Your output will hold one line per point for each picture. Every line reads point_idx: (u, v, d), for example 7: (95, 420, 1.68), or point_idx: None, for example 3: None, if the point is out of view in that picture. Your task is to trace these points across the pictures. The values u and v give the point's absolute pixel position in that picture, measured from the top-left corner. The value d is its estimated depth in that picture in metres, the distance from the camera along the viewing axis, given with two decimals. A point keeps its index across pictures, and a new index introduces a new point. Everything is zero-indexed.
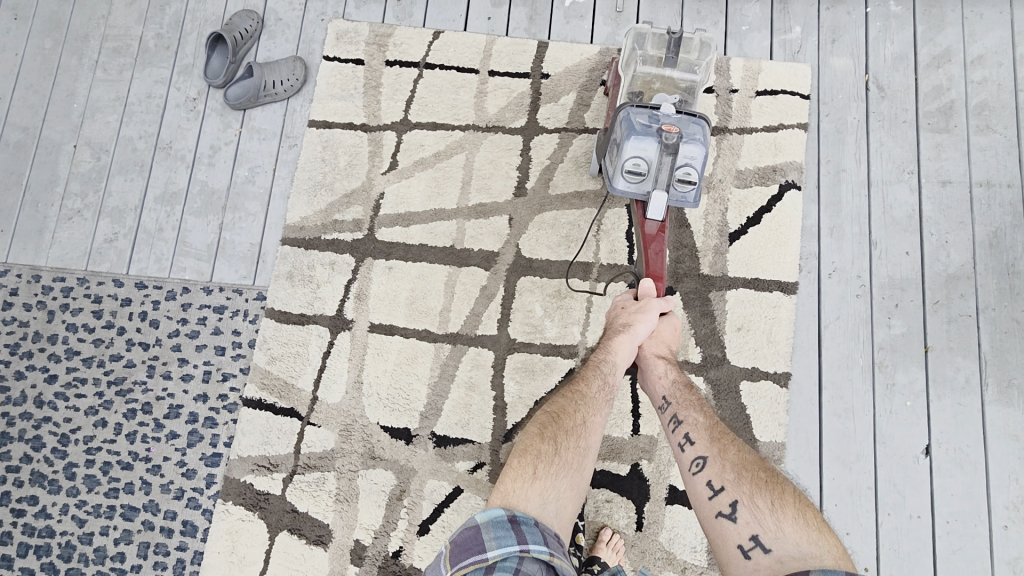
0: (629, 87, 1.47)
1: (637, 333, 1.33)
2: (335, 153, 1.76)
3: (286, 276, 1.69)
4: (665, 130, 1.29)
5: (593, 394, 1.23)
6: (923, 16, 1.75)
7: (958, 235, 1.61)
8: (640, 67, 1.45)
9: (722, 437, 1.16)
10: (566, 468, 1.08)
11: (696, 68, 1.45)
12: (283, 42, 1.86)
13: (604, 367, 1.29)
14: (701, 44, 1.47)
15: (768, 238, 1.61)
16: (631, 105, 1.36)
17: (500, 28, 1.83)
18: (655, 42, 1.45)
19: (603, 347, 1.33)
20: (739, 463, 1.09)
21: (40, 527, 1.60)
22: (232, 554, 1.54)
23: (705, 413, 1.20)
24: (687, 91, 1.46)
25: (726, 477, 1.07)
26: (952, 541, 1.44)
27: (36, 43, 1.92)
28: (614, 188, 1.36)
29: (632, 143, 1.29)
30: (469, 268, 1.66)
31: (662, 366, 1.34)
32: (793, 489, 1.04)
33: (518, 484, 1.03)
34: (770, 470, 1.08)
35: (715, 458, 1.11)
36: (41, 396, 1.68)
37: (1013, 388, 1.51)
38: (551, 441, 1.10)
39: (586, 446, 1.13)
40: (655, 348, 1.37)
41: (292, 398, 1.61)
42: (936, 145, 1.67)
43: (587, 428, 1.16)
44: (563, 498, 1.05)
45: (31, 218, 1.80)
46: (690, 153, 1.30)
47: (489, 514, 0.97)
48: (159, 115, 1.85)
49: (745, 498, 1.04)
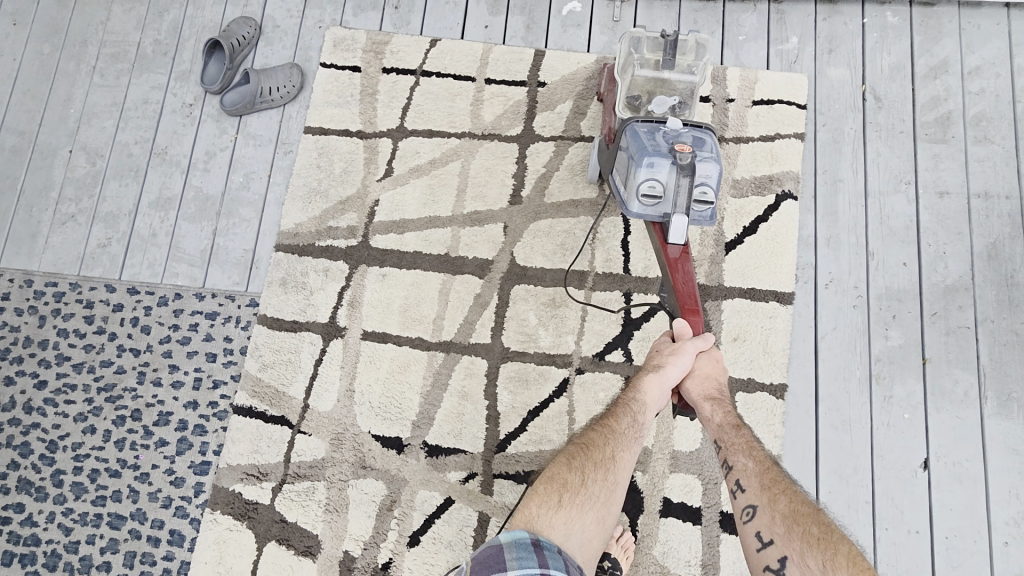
0: (627, 91, 1.46)
1: (669, 374, 1.27)
2: (330, 159, 1.76)
3: (279, 283, 1.68)
4: (678, 151, 1.27)
5: (624, 430, 1.20)
6: (920, 27, 1.76)
7: (956, 246, 1.59)
8: (638, 70, 1.44)
9: (773, 484, 1.12)
10: (593, 501, 1.09)
11: (693, 69, 1.45)
12: (281, 49, 1.86)
13: (633, 406, 1.24)
14: (697, 45, 1.46)
15: (764, 248, 1.60)
16: (635, 119, 1.38)
17: (497, 36, 1.83)
18: (650, 45, 1.45)
19: (634, 385, 1.28)
20: (790, 516, 1.06)
21: (26, 535, 1.58)
22: (219, 564, 1.51)
23: (756, 459, 1.17)
24: (686, 93, 1.46)
25: (775, 532, 1.05)
26: (951, 557, 1.41)
27: (34, 48, 1.93)
28: (631, 211, 1.35)
29: (646, 164, 1.28)
30: (463, 275, 1.65)
31: (710, 407, 1.27)
32: (850, 549, 0.99)
33: (543, 510, 1.05)
34: (826, 524, 1.03)
35: (764, 509, 1.09)
36: (30, 402, 1.66)
37: (1013, 402, 1.49)
38: (579, 472, 1.11)
39: (615, 481, 1.13)
40: (700, 389, 1.30)
41: (283, 406, 1.60)
42: (934, 156, 1.66)
43: (617, 462, 1.15)
44: (588, 531, 1.06)
45: (25, 222, 1.80)
46: (706, 171, 1.29)
47: (513, 535, 1.00)
48: (155, 121, 1.84)
49: (795, 554, 1.02)
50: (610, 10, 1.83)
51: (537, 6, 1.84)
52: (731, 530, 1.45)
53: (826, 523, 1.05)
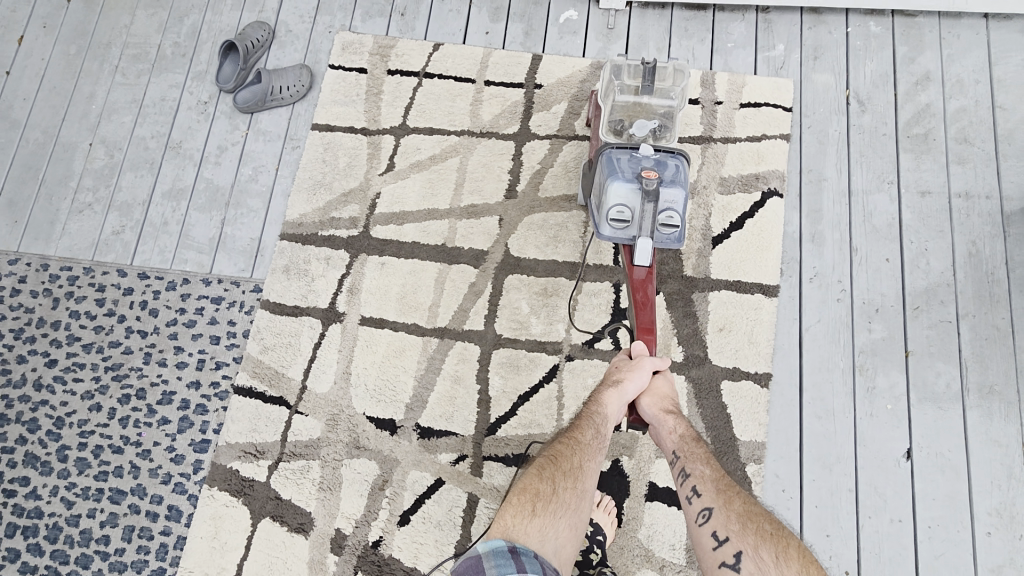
0: (610, 115, 1.51)
1: (626, 390, 1.31)
2: (335, 154, 1.84)
3: (283, 270, 1.75)
4: (645, 177, 1.33)
5: (587, 442, 1.24)
6: (902, 37, 1.83)
7: (938, 243, 1.64)
8: (619, 96, 1.51)
9: (727, 488, 1.17)
10: (564, 508, 1.13)
11: (672, 95, 1.51)
12: (292, 52, 1.97)
13: (596, 418, 1.29)
14: (675, 72, 1.56)
15: (750, 243, 1.65)
16: (613, 145, 1.44)
17: (497, 42, 1.93)
18: (631, 72, 1.53)
19: (594, 399, 1.32)
20: (745, 515, 1.12)
21: (29, 508, 1.63)
22: (214, 539, 1.55)
23: (712, 465, 1.21)
24: (665, 116, 1.51)
25: (731, 529, 1.10)
26: (934, 546, 1.42)
27: (62, 49, 2.05)
28: (602, 234, 1.42)
29: (614, 191, 1.36)
30: (459, 265, 1.71)
31: (672, 421, 1.30)
32: (796, 542, 1.08)
33: (518, 519, 1.09)
34: (775, 521, 1.11)
35: (720, 510, 1.14)
36: (40, 379, 1.73)
37: (994, 395, 1.52)
38: (549, 481, 1.16)
39: (583, 488, 1.17)
40: (657, 404, 1.33)
41: (282, 387, 1.65)
42: (916, 157, 1.72)
43: (585, 471, 1.20)
44: (561, 537, 1.10)
45: (44, 210, 1.89)
46: (671, 198, 1.35)
47: (491, 544, 1.03)
48: (172, 117, 1.95)
49: (749, 549, 1.08)
50: (605, 18, 1.92)
51: (535, 14, 1.94)
52: None
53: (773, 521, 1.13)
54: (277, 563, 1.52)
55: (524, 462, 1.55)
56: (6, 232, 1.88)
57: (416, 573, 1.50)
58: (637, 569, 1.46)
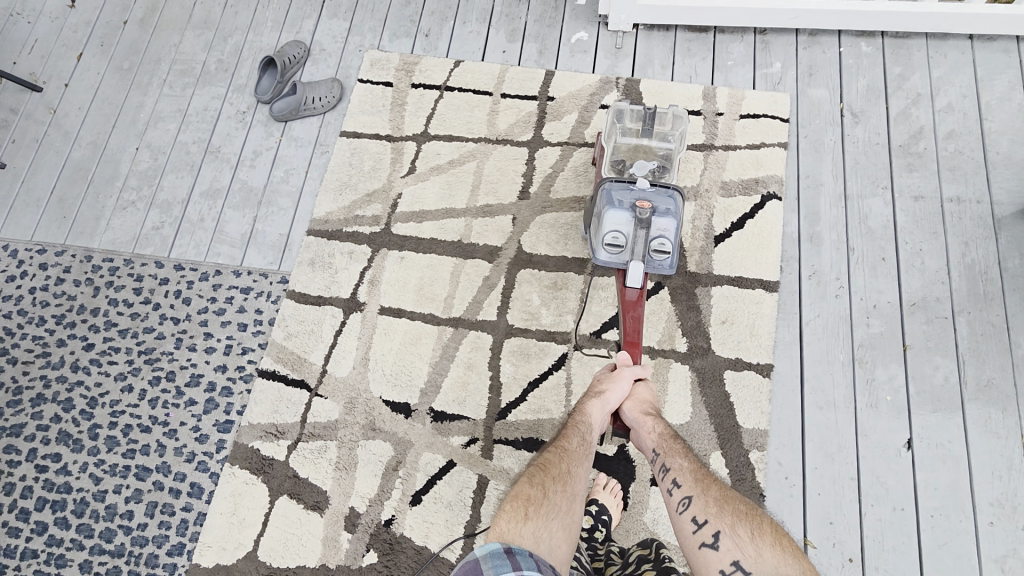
0: (613, 155, 1.62)
1: (608, 400, 1.38)
2: (361, 158, 1.98)
3: (308, 262, 1.86)
4: (638, 206, 1.44)
5: (574, 448, 1.27)
6: (891, 55, 1.96)
7: (932, 244, 1.71)
8: (621, 138, 1.63)
9: (705, 477, 1.21)
10: (555, 510, 1.13)
11: (670, 138, 1.62)
12: (325, 68, 2.15)
13: (581, 427, 1.32)
14: (674, 117, 1.63)
15: (750, 242, 1.74)
16: (610, 180, 1.52)
17: (513, 60, 2.08)
18: (632, 116, 1.63)
19: (579, 411, 1.37)
20: (722, 498, 1.15)
21: (59, 483, 1.71)
22: (233, 515, 1.61)
23: (690, 458, 1.25)
24: (664, 158, 1.61)
25: (709, 511, 1.13)
26: (937, 535, 1.44)
27: (116, 65, 2.25)
28: (597, 258, 1.49)
29: (610, 217, 1.45)
30: (474, 260, 1.81)
31: (650, 422, 1.35)
32: (770, 521, 1.11)
33: (512, 524, 1.08)
34: (751, 504, 1.15)
35: (699, 496, 1.17)
36: (77, 361, 1.84)
37: (991, 387, 1.56)
38: (540, 486, 1.17)
39: (573, 491, 1.18)
40: (638, 408, 1.39)
41: (304, 371, 1.74)
42: (909, 164, 1.81)
43: (574, 475, 1.22)
44: (555, 538, 1.09)
45: (91, 207, 2.04)
46: (663, 226, 1.44)
47: (487, 547, 1.00)
48: (212, 125, 2.11)
49: (727, 528, 1.10)
50: (613, 39, 2.07)
51: (549, 35, 2.11)
52: None
53: (749, 504, 1.16)
54: (292, 539, 1.58)
55: (534, 447, 1.61)
56: (55, 227, 2.02)
57: (427, 552, 1.54)
58: None
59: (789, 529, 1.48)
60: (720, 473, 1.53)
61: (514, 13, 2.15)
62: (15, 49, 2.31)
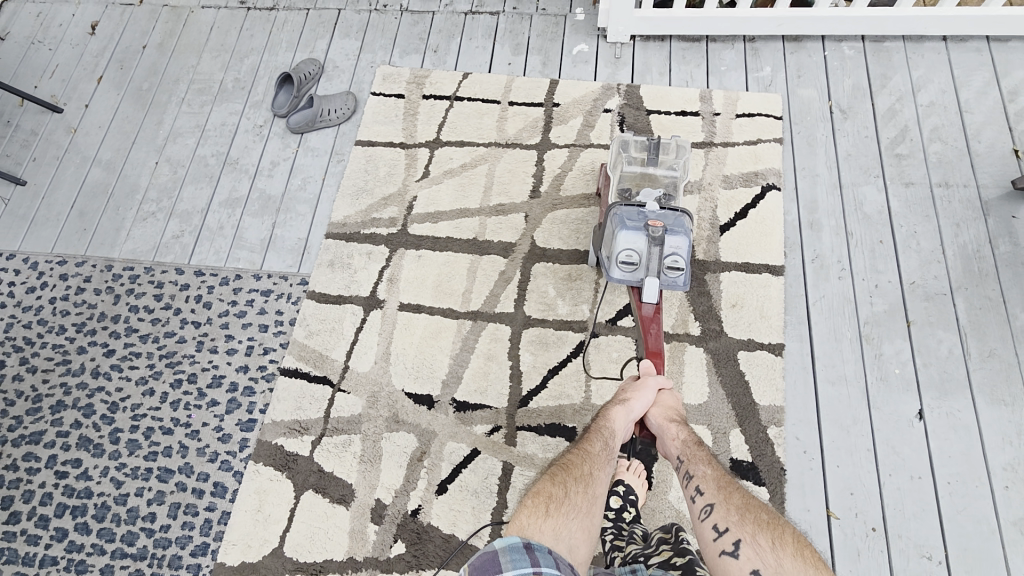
0: (620, 184, 1.65)
1: (633, 408, 1.33)
2: (376, 165, 2.06)
3: (328, 264, 1.91)
4: (651, 225, 1.47)
5: (596, 452, 1.24)
6: (873, 57, 2.09)
7: (925, 227, 1.80)
8: (627, 167, 1.66)
9: (728, 485, 1.16)
10: (576, 510, 1.09)
11: (675, 167, 1.67)
12: (338, 83, 2.25)
13: (603, 432, 1.29)
14: (678, 148, 1.70)
15: (754, 230, 1.82)
16: (621, 204, 1.56)
17: (519, 71, 2.20)
18: (637, 147, 1.68)
19: (602, 416, 1.33)
20: (743, 507, 1.11)
21: (80, 488, 1.70)
22: (259, 512, 1.61)
23: (714, 464, 1.20)
24: (671, 185, 1.65)
25: (729, 519, 1.09)
26: (956, 502, 1.48)
27: (136, 86, 2.34)
28: (612, 276, 1.52)
29: (623, 236, 1.47)
30: (490, 256, 1.87)
31: (675, 429, 1.32)
32: (794, 531, 1.06)
33: (532, 518, 1.04)
34: (774, 513, 1.10)
35: (720, 504, 1.13)
36: (98, 367, 1.85)
37: (994, 358, 1.62)
38: (561, 485, 1.13)
39: (595, 493, 1.14)
40: (662, 415, 1.36)
41: (326, 368, 1.77)
42: (898, 154, 1.92)
43: (596, 479, 1.18)
44: (575, 538, 1.04)
45: (112, 219, 2.09)
46: (675, 244, 1.46)
47: (506, 541, 0.94)
48: (231, 138, 2.19)
49: (748, 537, 1.06)
50: (613, 50, 2.20)
51: (551, 48, 2.23)
52: (742, 475, 1.54)
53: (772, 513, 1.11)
54: (319, 533, 1.58)
55: (556, 431, 1.64)
56: (75, 239, 2.07)
57: (455, 540, 1.54)
58: None
59: (812, 502, 1.50)
60: (741, 449, 1.56)
61: (517, 29, 2.28)
62: (36, 74, 2.39)
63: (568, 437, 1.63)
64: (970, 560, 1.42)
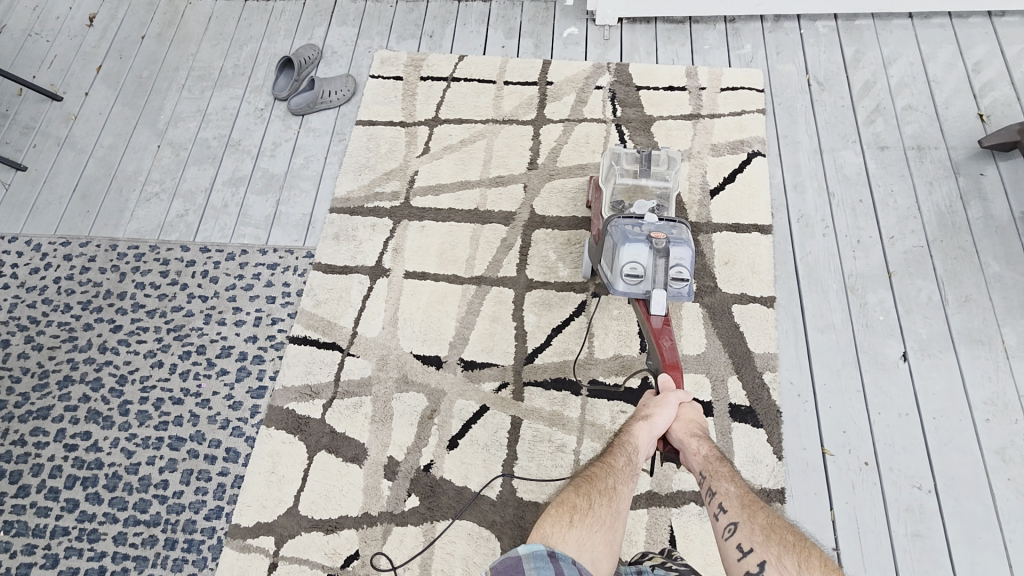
0: (612, 196, 1.72)
1: (656, 424, 1.24)
2: (377, 143, 2.12)
3: (333, 236, 1.96)
4: (654, 237, 1.48)
5: (621, 466, 1.17)
6: (845, 35, 2.22)
7: (901, 186, 1.92)
8: (620, 179, 1.72)
9: (753, 503, 1.10)
10: (602, 523, 1.04)
11: (666, 177, 1.74)
12: (338, 67, 2.31)
13: (628, 446, 1.21)
14: (668, 159, 1.76)
15: (742, 193, 1.92)
16: (619, 217, 1.58)
17: (512, 53, 2.28)
18: (628, 159, 1.75)
19: (624, 429, 1.26)
20: (768, 527, 1.04)
21: (90, 460, 1.71)
22: (273, 473, 1.64)
23: (737, 482, 1.13)
24: (662, 196, 1.72)
25: (754, 539, 1.02)
26: (941, 435, 1.57)
27: (136, 73, 2.38)
28: (616, 290, 1.53)
29: (627, 250, 1.49)
30: (491, 225, 1.94)
31: (696, 443, 1.24)
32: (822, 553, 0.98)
33: (556, 527, 1.00)
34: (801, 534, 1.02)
35: (744, 522, 1.06)
36: (105, 343, 1.86)
37: (971, 302, 1.72)
38: (585, 496, 1.08)
39: (619, 508, 1.08)
40: (684, 429, 1.27)
41: (335, 334, 1.81)
42: (874, 122, 2.04)
43: (621, 493, 1.12)
44: (599, 552, 1.00)
45: (115, 201, 2.12)
46: (679, 255, 1.49)
47: (530, 547, 0.91)
48: (232, 121, 2.24)
49: (773, 559, 0.99)
50: (601, 32, 2.30)
51: (543, 31, 2.33)
52: (741, 419, 1.61)
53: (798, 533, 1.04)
54: (333, 491, 1.61)
55: (562, 386, 1.69)
56: (79, 220, 2.09)
57: (467, 492, 1.59)
58: (676, 473, 1.60)
59: (807, 441, 1.58)
60: (739, 395, 1.63)
61: (509, 14, 2.37)
62: (35, 64, 2.42)
63: (574, 390, 1.69)
64: (956, 488, 1.51)
